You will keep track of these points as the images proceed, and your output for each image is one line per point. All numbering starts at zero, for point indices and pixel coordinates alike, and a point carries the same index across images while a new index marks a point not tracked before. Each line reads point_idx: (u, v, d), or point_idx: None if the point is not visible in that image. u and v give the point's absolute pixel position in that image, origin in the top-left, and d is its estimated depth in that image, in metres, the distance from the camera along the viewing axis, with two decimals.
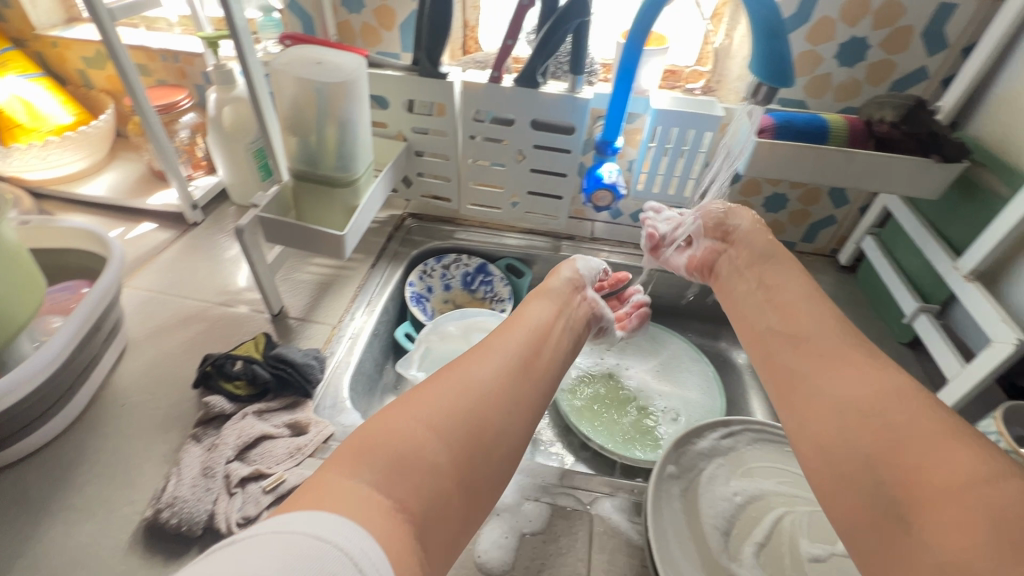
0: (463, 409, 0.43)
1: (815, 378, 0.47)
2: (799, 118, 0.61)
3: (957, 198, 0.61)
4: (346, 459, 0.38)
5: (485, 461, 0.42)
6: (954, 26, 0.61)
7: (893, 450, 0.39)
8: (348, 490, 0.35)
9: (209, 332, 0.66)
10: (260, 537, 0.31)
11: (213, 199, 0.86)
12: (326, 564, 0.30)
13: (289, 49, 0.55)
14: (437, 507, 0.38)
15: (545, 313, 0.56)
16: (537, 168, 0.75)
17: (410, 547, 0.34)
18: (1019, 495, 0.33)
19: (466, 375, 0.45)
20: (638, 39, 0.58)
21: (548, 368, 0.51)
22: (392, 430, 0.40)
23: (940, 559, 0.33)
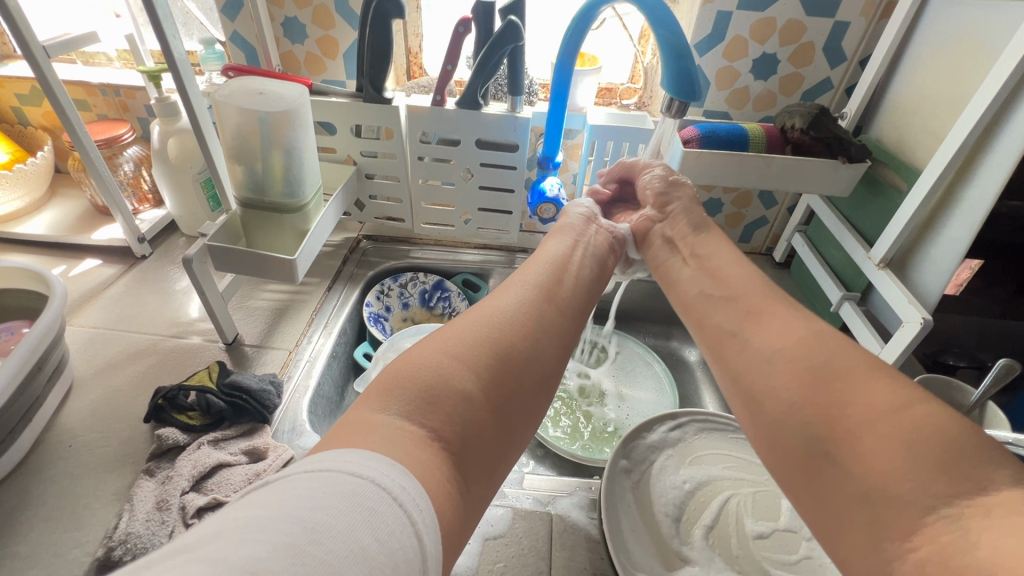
0: (487, 338, 0.42)
1: (743, 333, 0.46)
2: (722, 128, 0.66)
3: (867, 194, 0.67)
4: (375, 395, 0.37)
5: (516, 387, 0.41)
6: (849, 41, 0.68)
7: (820, 387, 0.39)
8: (376, 425, 0.34)
9: (160, 365, 0.65)
10: (293, 476, 0.29)
11: (162, 231, 0.85)
12: (365, 499, 0.28)
13: (229, 82, 0.57)
14: (472, 434, 0.37)
15: (563, 248, 0.56)
16: (486, 185, 0.78)
17: (446, 474, 0.34)
18: (932, 418, 0.34)
19: (489, 309, 0.45)
20: (568, 60, 0.62)
21: (571, 296, 0.52)
22: (418, 362, 0.39)
23: (868, 489, 0.34)
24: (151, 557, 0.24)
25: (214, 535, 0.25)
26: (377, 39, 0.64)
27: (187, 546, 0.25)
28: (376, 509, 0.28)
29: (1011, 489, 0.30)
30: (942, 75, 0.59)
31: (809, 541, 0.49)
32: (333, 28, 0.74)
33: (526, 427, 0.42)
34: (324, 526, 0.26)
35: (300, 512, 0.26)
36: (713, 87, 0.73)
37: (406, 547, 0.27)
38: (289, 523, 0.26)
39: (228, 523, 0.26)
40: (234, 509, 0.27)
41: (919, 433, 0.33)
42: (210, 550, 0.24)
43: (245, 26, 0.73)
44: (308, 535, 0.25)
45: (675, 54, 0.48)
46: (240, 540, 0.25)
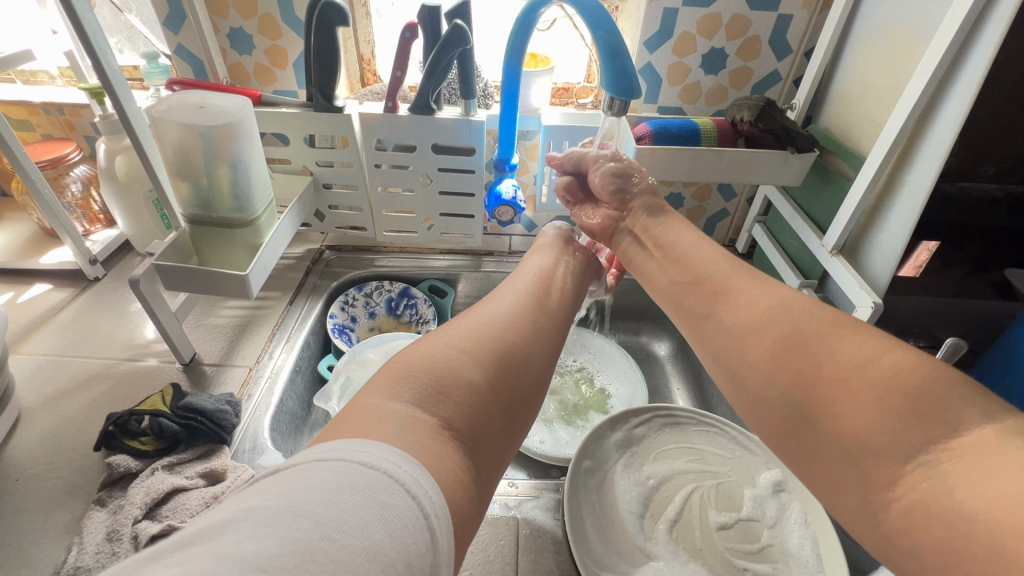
0: (491, 335, 0.41)
1: (715, 314, 0.45)
2: (673, 124, 0.67)
3: (819, 182, 0.68)
4: (384, 383, 0.35)
5: (519, 385, 0.40)
6: (794, 34, 0.69)
7: (793, 354, 0.38)
8: (384, 413, 0.33)
9: (115, 390, 0.63)
10: (306, 466, 0.28)
11: (116, 251, 0.83)
12: (377, 492, 0.27)
13: (168, 97, 0.55)
14: (481, 425, 0.36)
15: (545, 265, 0.56)
16: (446, 190, 0.77)
17: (459, 466, 0.32)
18: (903, 367, 0.33)
19: (490, 309, 0.45)
20: (516, 62, 0.62)
21: (561, 307, 0.51)
22: (426, 354, 0.38)
23: (848, 445, 0.34)
24: (161, 547, 0.23)
25: (228, 524, 0.24)
26: (323, 47, 0.63)
27: (201, 536, 0.24)
28: (389, 503, 0.27)
29: (981, 426, 0.30)
30: (881, 63, 0.60)
31: (771, 528, 0.49)
32: (280, 37, 0.73)
33: (527, 426, 0.41)
34: (337, 522, 0.25)
35: (314, 507, 0.25)
36: (665, 83, 0.74)
37: (418, 542, 0.27)
38: (300, 518, 0.25)
39: (238, 513, 0.25)
40: (237, 501, 0.26)
41: (888, 382, 0.33)
42: (224, 544, 0.23)
43: (189, 39, 0.72)
44: (320, 531, 0.24)
45: (611, 53, 0.49)
46: (251, 535, 0.24)
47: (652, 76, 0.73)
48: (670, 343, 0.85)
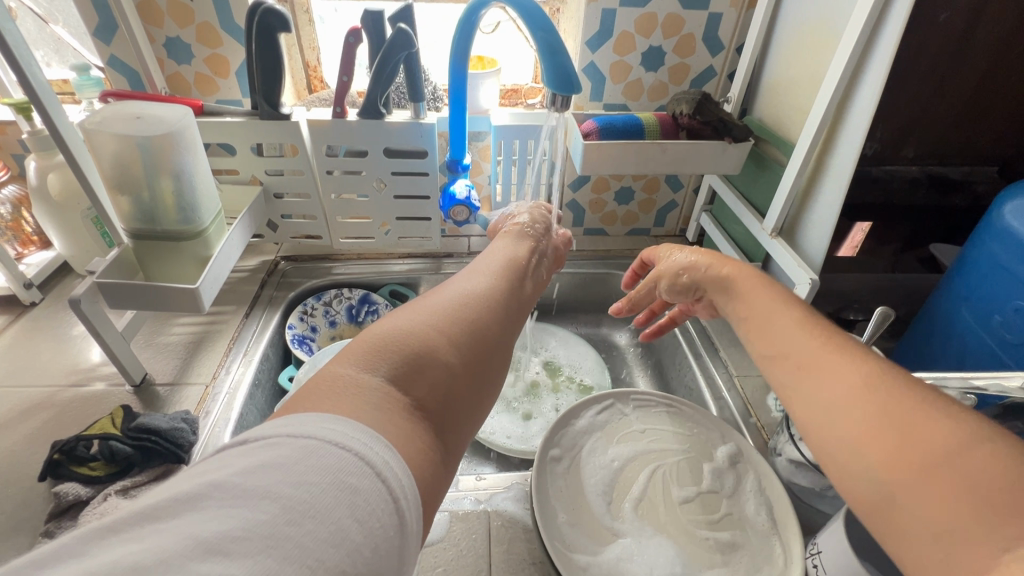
0: (466, 313, 0.39)
1: (795, 384, 0.39)
2: (619, 120, 0.69)
3: (757, 170, 0.73)
4: (360, 353, 0.32)
5: (490, 366, 0.38)
6: (724, 32, 0.73)
7: (878, 433, 0.33)
8: (357, 387, 0.30)
9: (60, 417, 0.60)
10: (271, 441, 0.25)
11: (54, 274, 0.79)
12: (346, 476, 0.25)
13: (101, 109, 0.54)
14: (452, 406, 0.34)
15: (515, 252, 0.53)
16: (400, 194, 0.77)
17: (431, 448, 0.30)
18: (1004, 462, 0.28)
19: (464, 285, 0.42)
20: (462, 64, 0.63)
21: (531, 292, 0.49)
22: (403, 328, 0.35)
23: (936, 529, 0.29)
24: (119, 519, 0.21)
25: (195, 498, 0.22)
26: (265, 54, 0.62)
27: (166, 511, 0.21)
28: (358, 487, 0.25)
29: None
30: (804, 56, 0.64)
31: (729, 498, 0.52)
32: (220, 46, 0.71)
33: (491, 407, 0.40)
34: (304, 505, 0.23)
35: (280, 489, 0.23)
36: (608, 81, 0.77)
37: (386, 527, 0.25)
38: (266, 501, 0.22)
39: (205, 486, 0.22)
40: (199, 473, 0.24)
41: (985, 475, 0.28)
42: (187, 524, 0.21)
43: (122, 49, 0.69)
44: (285, 515, 0.22)
45: (550, 50, 0.51)
46: (214, 516, 0.21)
47: (596, 74, 0.76)
48: (630, 332, 0.88)
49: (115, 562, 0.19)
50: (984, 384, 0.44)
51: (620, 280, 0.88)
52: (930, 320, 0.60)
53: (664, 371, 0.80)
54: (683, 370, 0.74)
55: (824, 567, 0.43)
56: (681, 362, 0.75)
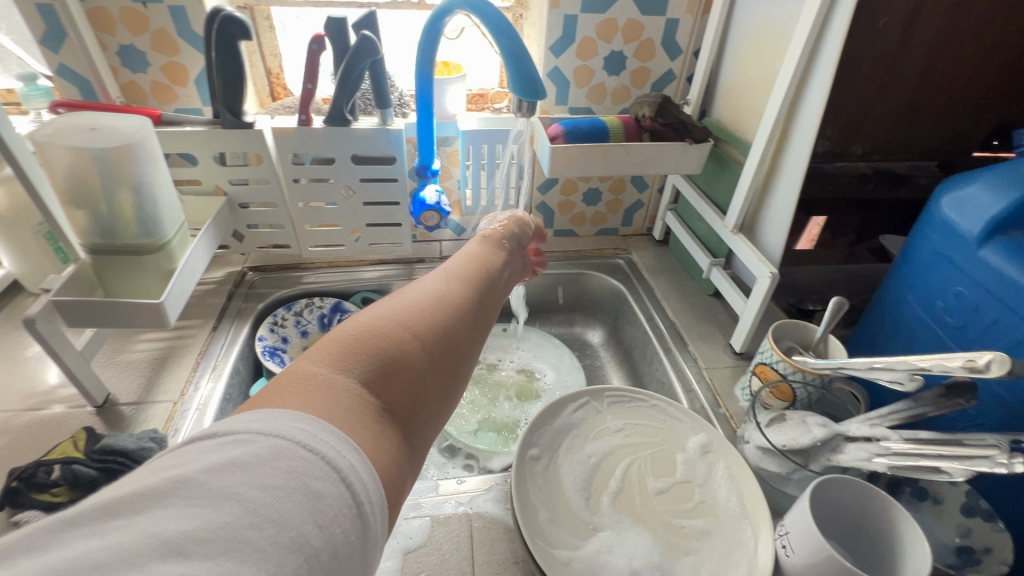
0: (439, 310, 0.38)
1: None
2: (584, 123, 0.70)
3: (717, 170, 0.76)
4: (333, 352, 0.32)
5: (459, 367, 0.38)
6: (682, 36, 0.76)
7: None
8: (329, 387, 0.29)
9: (16, 443, 0.57)
10: (241, 438, 0.24)
11: (4, 294, 0.75)
12: (311, 481, 0.24)
13: (53, 120, 0.52)
14: (421, 407, 0.34)
15: (488, 253, 0.52)
16: (369, 201, 0.77)
17: (400, 451, 0.30)
18: None
19: (435, 283, 0.42)
20: (427, 71, 0.63)
21: (502, 294, 0.48)
22: (376, 328, 0.34)
23: None
24: (84, 511, 0.21)
25: (159, 495, 0.21)
26: (225, 62, 0.61)
27: (130, 506, 0.21)
28: (321, 492, 0.24)
29: None
30: (757, 59, 0.67)
31: (701, 486, 0.54)
32: (177, 54, 0.69)
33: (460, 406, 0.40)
34: (267, 508, 0.22)
35: (245, 491, 0.22)
36: (572, 85, 0.78)
37: (347, 532, 0.24)
38: (230, 503, 0.22)
39: (172, 482, 0.22)
40: (170, 465, 0.23)
41: None
42: (150, 521, 0.20)
43: (72, 57, 0.67)
44: (248, 518, 0.22)
45: (515, 58, 0.52)
46: (177, 514, 0.21)
47: (560, 79, 0.77)
48: (603, 330, 0.90)
49: (75, 560, 0.19)
50: (928, 365, 0.47)
51: (592, 279, 0.90)
52: (881, 307, 0.64)
53: (635, 366, 0.82)
54: (655, 364, 0.76)
55: (793, 548, 0.45)
56: (653, 357, 0.77)
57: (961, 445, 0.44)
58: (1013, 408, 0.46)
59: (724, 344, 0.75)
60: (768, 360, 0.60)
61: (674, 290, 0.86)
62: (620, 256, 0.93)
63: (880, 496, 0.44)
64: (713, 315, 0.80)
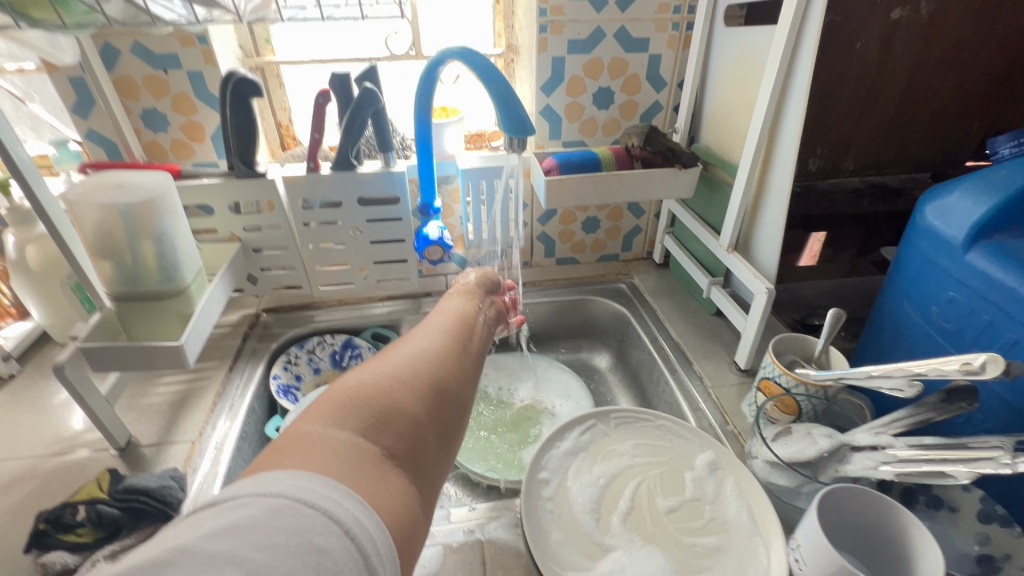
0: (425, 364, 0.40)
1: None
2: (576, 156, 0.74)
3: (708, 193, 0.78)
4: (326, 410, 0.33)
5: (451, 416, 0.39)
6: (665, 70, 0.80)
7: None
8: (326, 440, 0.31)
9: (43, 489, 0.59)
10: (243, 501, 0.25)
11: (33, 345, 0.79)
12: (314, 537, 0.25)
13: (84, 180, 0.56)
14: (420, 453, 0.35)
15: (467, 304, 0.54)
16: (376, 240, 0.81)
17: (404, 495, 0.31)
18: None
19: (419, 341, 0.43)
20: (425, 115, 0.67)
21: (484, 344, 0.50)
22: (368, 383, 0.36)
23: None
24: None
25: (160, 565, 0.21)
26: (238, 118, 0.66)
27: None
28: (325, 547, 0.25)
29: None
30: (737, 86, 0.71)
31: (712, 504, 0.53)
32: (195, 113, 0.75)
33: (458, 453, 0.40)
34: (269, 568, 0.22)
35: (247, 553, 0.23)
36: (564, 121, 0.82)
37: None
38: (231, 566, 0.22)
39: (174, 549, 0.22)
40: (172, 536, 0.23)
41: None
42: None
43: (100, 122, 0.73)
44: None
45: (504, 100, 0.56)
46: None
47: (552, 116, 0.81)
48: (609, 355, 0.91)
49: None
50: (925, 370, 0.47)
51: (595, 305, 0.92)
52: (881, 318, 0.64)
53: (643, 388, 0.82)
54: (661, 384, 0.76)
55: (805, 561, 0.44)
56: (659, 378, 0.78)
57: (965, 449, 0.44)
58: (1017, 408, 0.46)
59: (728, 362, 0.76)
60: (770, 375, 0.61)
61: (677, 311, 0.87)
62: (622, 280, 0.95)
63: (890, 505, 0.44)
64: (716, 334, 0.81)
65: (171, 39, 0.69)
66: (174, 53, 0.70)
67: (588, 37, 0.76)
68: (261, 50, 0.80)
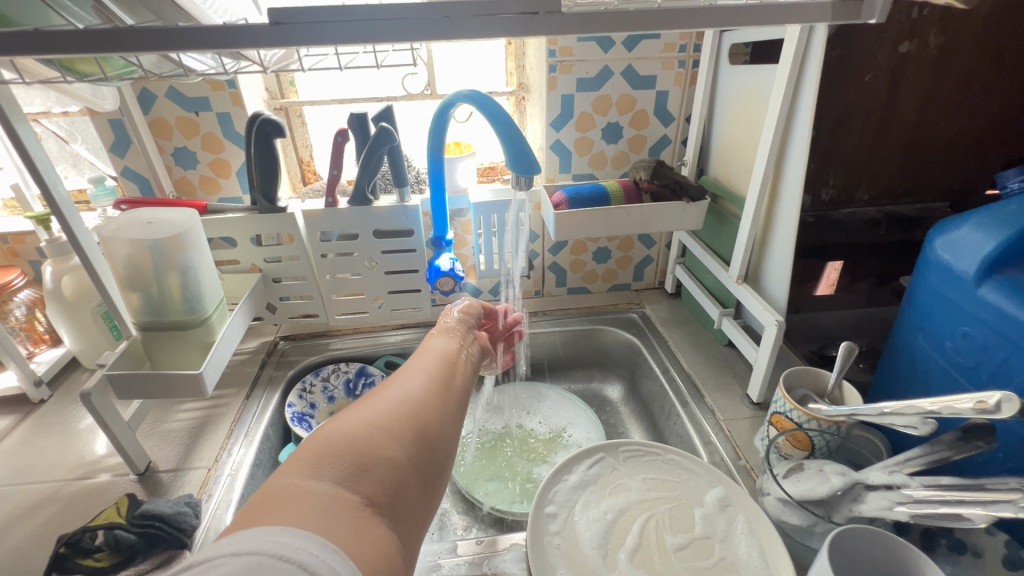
0: (406, 408, 0.41)
1: None
2: (585, 190, 0.76)
3: (717, 225, 0.79)
4: (305, 462, 0.34)
5: (433, 458, 0.40)
6: (672, 105, 0.82)
7: None
8: (306, 491, 0.32)
9: (64, 512, 0.61)
10: (218, 561, 0.26)
11: (63, 370, 0.82)
12: None
13: (117, 217, 0.60)
14: (401, 498, 0.36)
15: (454, 343, 0.55)
16: (391, 270, 0.83)
17: (384, 543, 0.32)
18: None
19: (403, 383, 0.44)
20: (438, 152, 0.70)
21: (469, 382, 0.50)
22: (347, 430, 0.36)
23: None
24: None
25: None
26: (262, 156, 0.69)
27: None
28: None
29: None
30: (743, 121, 0.72)
31: (721, 542, 0.52)
32: (222, 151, 0.79)
33: (442, 495, 0.41)
34: None
35: None
36: (574, 155, 0.84)
37: None
38: None
39: None
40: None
41: None
42: None
43: (135, 161, 0.77)
44: None
45: (511, 140, 0.58)
46: None
47: (562, 150, 0.84)
48: (621, 385, 0.91)
49: None
50: (938, 408, 0.46)
51: (606, 334, 0.92)
52: (896, 352, 0.63)
53: (655, 421, 0.81)
54: (672, 416, 0.76)
55: None
56: (670, 410, 0.77)
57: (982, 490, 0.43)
58: None
59: (741, 395, 0.75)
60: (782, 410, 0.60)
61: (689, 341, 0.87)
62: (634, 310, 0.95)
63: (904, 547, 0.43)
64: (729, 366, 0.80)
65: (203, 84, 0.74)
66: (205, 97, 0.75)
67: (596, 76, 0.78)
68: (286, 92, 0.84)
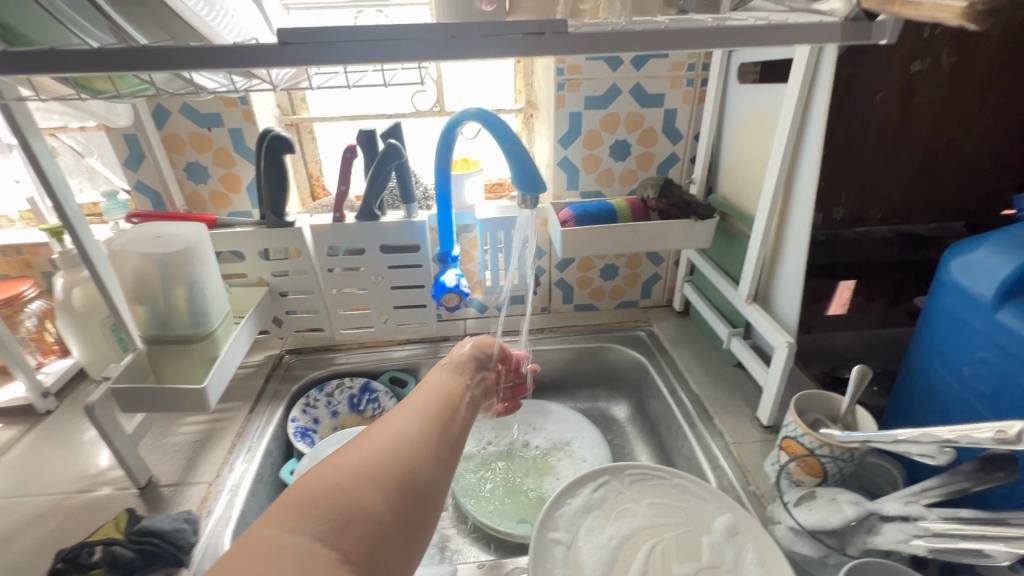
0: (397, 453, 0.39)
1: None
2: (592, 207, 0.75)
3: (726, 243, 0.78)
4: (287, 514, 0.33)
5: (423, 506, 0.38)
6: (681, 123, 0.82)
7: None
8: (281, 546, 0.31)
9: (64, 526, 0.61)
10: None
11: (71, 381, 0.83)
12: None
13: (127, 231, 0.60)
14: (383, 553, 0.35)
15: (454, 379, 0.54)
16: (397, 285, 0.83)
17: None
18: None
19: (398, 423, 0.43)
20: (445, 169, 0.70)
21: (470, 420, 0.49)
22: (331, 480, 0.36)
23: None
24: None
25: None
26: (272, 171, 0.70)
27: None
28: None
29: None
30: (752, 140, 0.71)
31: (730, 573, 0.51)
32: (233, 166, 0.80)
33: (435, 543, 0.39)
34: None
35: None
36: (582, 172, 0.84)
37: None
38: None
39: None
40: None
41: None
42: None
43: (148, 175, 0.78)
44: None
45: (519, 159, 0.58)
46: None
47: (570, 167, 0.83)
48: (627, 405, 0.89)
49: None
50: (956, 437, 0.44)
51: (613, 353, 0.91)
52: (911, 376, 0.62)
53: (662, 442, 0.80)
54: (680, 438, 0.74)
55: None
56: (677, 432, 0.76)
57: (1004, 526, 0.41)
58: None
59: (751, 417, 0.73)
60: (792, 434, 0.58)
61: (697, 361, 0.85)
62: (641, 328, 0.94)
63: None
64: (738, 387, 0.79)
65: (216, 100, 0.75)
66: (218, 113, 0.76)
67: (605, 94, 0.78)
68: (297, 109, 0.85)
